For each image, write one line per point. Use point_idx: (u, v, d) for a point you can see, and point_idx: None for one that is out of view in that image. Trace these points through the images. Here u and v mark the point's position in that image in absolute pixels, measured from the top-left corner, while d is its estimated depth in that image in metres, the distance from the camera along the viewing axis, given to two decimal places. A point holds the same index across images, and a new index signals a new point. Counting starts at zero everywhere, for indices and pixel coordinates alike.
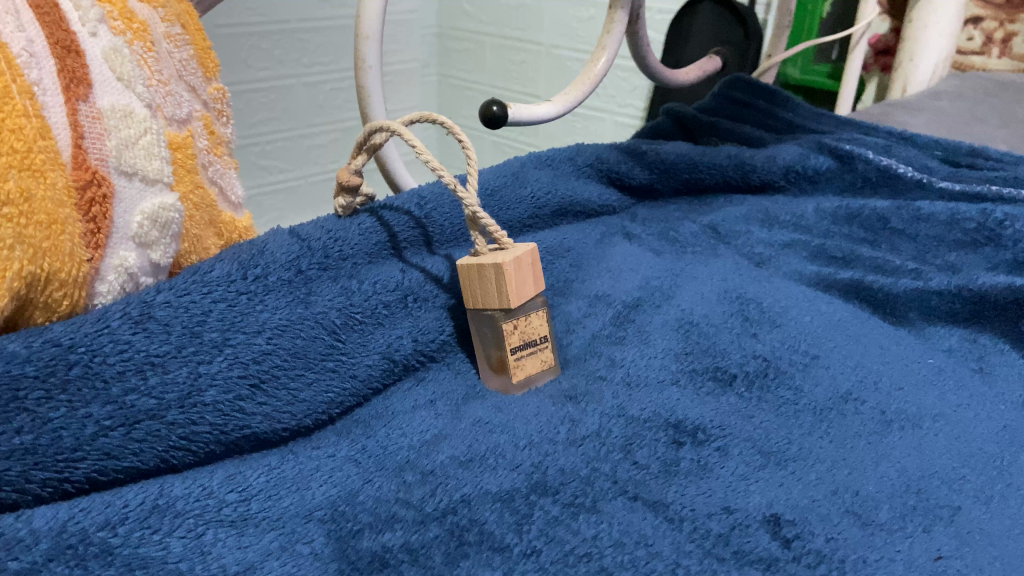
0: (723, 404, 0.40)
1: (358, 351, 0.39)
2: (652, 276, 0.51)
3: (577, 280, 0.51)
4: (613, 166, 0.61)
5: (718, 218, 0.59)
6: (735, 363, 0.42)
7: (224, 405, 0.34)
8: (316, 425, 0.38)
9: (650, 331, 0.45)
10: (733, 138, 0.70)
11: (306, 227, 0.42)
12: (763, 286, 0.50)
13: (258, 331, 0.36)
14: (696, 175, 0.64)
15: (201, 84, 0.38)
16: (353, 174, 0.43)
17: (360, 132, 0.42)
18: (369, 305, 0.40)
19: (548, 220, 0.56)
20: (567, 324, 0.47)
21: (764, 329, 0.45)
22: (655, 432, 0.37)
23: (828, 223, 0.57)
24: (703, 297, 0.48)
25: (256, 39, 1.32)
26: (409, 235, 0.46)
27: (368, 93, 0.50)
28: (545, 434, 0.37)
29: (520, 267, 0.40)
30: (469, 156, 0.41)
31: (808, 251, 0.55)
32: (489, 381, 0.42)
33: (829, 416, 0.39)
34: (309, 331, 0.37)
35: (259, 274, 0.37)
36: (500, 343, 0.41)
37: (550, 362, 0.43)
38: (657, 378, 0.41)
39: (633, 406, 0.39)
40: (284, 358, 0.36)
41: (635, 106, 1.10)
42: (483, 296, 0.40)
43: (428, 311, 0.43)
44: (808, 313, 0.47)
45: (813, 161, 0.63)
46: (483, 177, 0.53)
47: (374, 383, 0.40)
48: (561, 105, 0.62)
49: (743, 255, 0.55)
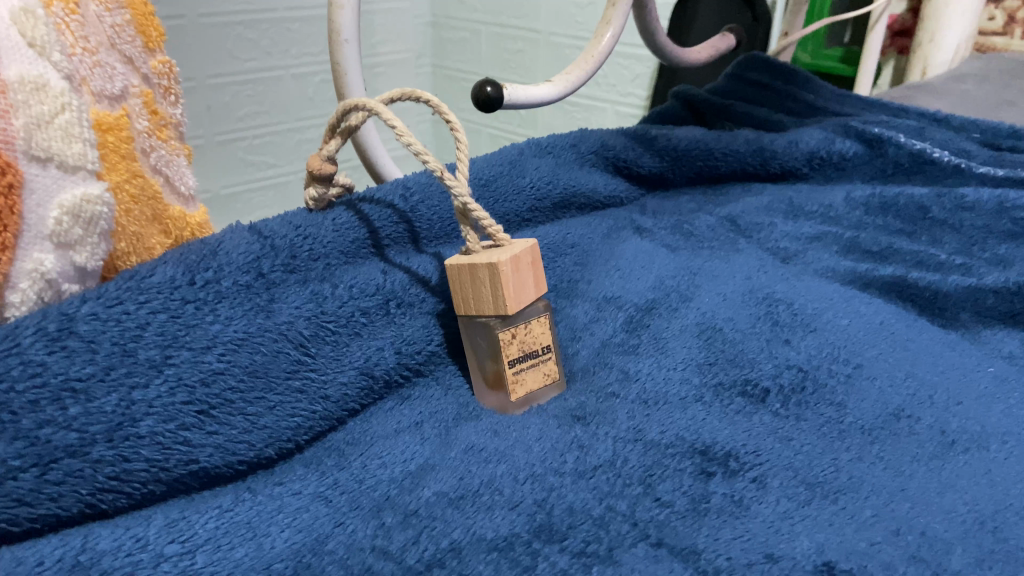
0: (757, 424, 0.34)
1: (330, 366, 0.34)
2: (667, 275, 0.45)
3: (582, 280, 0.45)
4: (621, 153, 0.56)
5: (736, 210, 0.54)
6: (767, 375, 0.37)
7: (164, 437, 0.28)
8: (280, 455, 0.32)
9: (668, 339, 0.40)
10: (749, 122, 0.64)
11: (270, 223, 0.36)
12: (793, 285, 0.44)
13: (207, 346, 0.30)
14: (711, 162, 0.58)
15: (142, 55, 0.32)
16: (326, 161, 0.37)
17: (332, 113, 0.37)
18: (343, 313, 0.35)
19: (549, 214, 0.50)
20: (573, 330, 0.41)
21: (797, 334, 0.40)
22: (679, 461, 0.31)
23: (860, 214, 0.52)
24: (726, 299, 0.43)
25: (242, 29, 1.26)
26: (392, 231, 0.40)
27: (346, 70, 0.44)
28: (550, 464, 0.31)
29: (518, 267, 0.35)
30: (458, 139, 0.36)
31: (839, 245, 0.49)
32: (485, 398, 0.37)
33: (880, 438, 0.34)
34: (270, 345, 0.32)
35: (211, 278, 0.32)
36: (497, 355, 0.35)
37: (554, 375, 0.37)
38: (678, 394, 0.36)
39: (651, 429, 0.33)
40: (240, 378, 0.30)
41: (638, 95, 1.03)
42: (475, 302, 0.35)
43: (413, 318, 0.37)
44: (846, 316, 0.41)
45: (839, 146, 0.57)
46: (476, 166, 0.48)
47: (350, 404, 0.34)
48: (562, 86, 0.56)
49: (766, 250, 0.49)
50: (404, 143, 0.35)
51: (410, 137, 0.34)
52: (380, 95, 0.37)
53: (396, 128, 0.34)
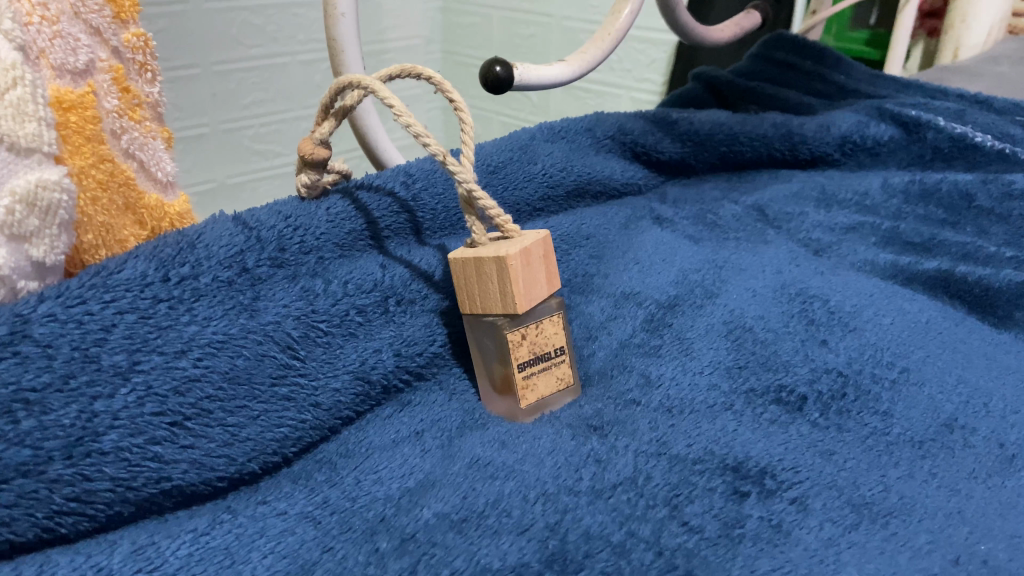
0: (795, 436, 0.30)
1: (322, 371, 0.31)
2: (690, 269, 0.42)
3: (598, 274, 0.42)
4: (640, 137, 0.52)
5: (764, 198, 0.50)
6: (804, 380, 0.33)
7: (131, 453, 0.25)
8: (265, 470, 0.29)
9: (692, 339, 0.36)
10: (775, 105, 0.61)
11: (256, 212, 0.33)
12: (828, 280, 0.41)
13: (181, 351, 0.27)
14: (736, 148, 0.55)
15: (112, 26, 0.29)
16: (319, 145, 0.34)
17: (324, 92, 0.33)
18: (336, 312, 0.32)
19: (563, 203, 0.47)
20: (588, 329, 0.38)
21: (835, 335, 0.36)
22: (709, 479, 0.28)
23: (898, 202, 0.48)
24: (756, 296, 0.39)
25: (248, 14, 1.22)
26: (393, 222, 0.37)
27: (342, 47, 0.41)
28: (563, 482, 0.28)
29: (528, 261, 0.31)
30: (463, 121, 0.32)
31: (877, 236, 0.45)
32: (493, 405, 0.33)
33: (931, 452, 0.30)
34: (254, 348, 0.29)
35: (187, 274, 0.28)
36: (505, 357, 0.32)
37: (568, 380, 0.34)
38: (705, 401, 0.32)
39: (677, 441, 0.30)
40: (219, 385, 0.27)
41: (653, 80, 0.97)
42: (482, 299, 0.32)
43: (414, 317, 0.34)
44: (888, 314, 0.38)
45: (873, 130, 0.54)
46: (484, 152, 0.44)
47: (344, 412, 0.31)
48: (576, 66, 0.53)
49: (797, 241, 0.46)
50: (401, 124, 0.31)
51: (408, 117, 0.31)
52: (378, 72, 0.33)
53: (393, 107, 0.31)
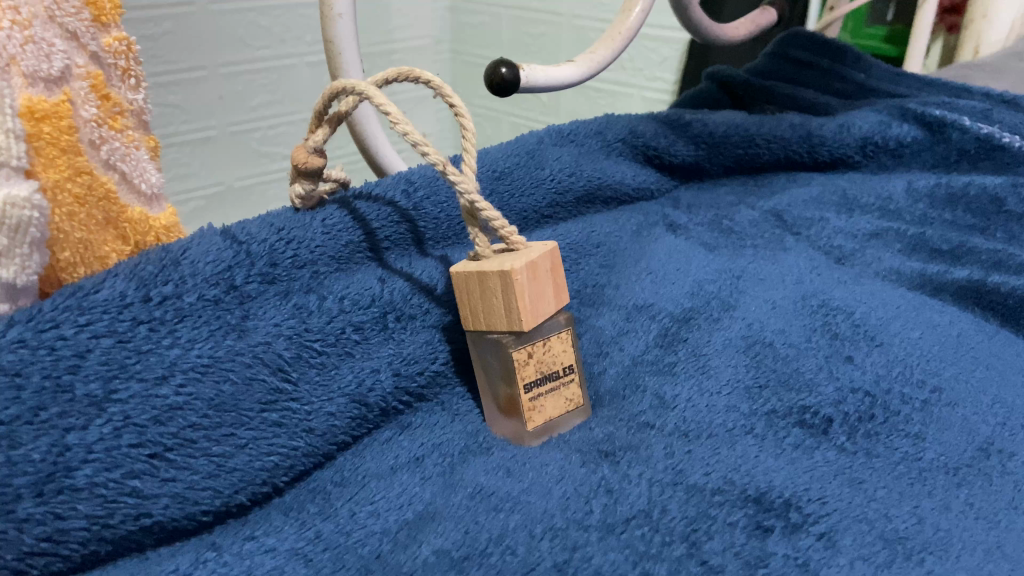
0: (821, 462, 0.28)
1: (316, 394, 0.29)
2: (706, 279, 0.40)
3: (609, 285, 0.40)
4: (652, 140, 0.50)
5: (782, 202, 0.48)
6: (829, 401, 0.31)
7: (107, 489, 0.23)
8: (254, 501, 0.27)
9: (709, 356, 0.34)
10: (792, 104, 0.58)
11: (246, 225, 0.31)
12: (851, 290, 0.39)
13: (162, 377, 0.25)
14: (752, 150, 0.52)
15: (90, 30, 0.27)
16: (312, 154, 0.32)
17: (317, 98, 0.31)
18: (331, 331, 0.30)
19: (572, 209, 0.45)
20: (598, 345, 0.36)
21: (861, 351, 0.34)
22: (729, 513, 0.26)
23: (924, 206, 0.46)
24: (776, 308, 0.37)
25: (255, 15, 1.19)
26: (392, 233, 0.35)
27: (340, 49, 0.39)
28: (572, 515, 0.26)
29: (535, 276, 0.29)
30: (464, 127, 0.30)
31: (903, 243, 0.43)
32: (498, 427, 0.32)
33: (968, 480, 0.28)
34: (242, 371, 0.27)
35: (170, 293, 0.27)
36: (511, 378, 0.30)
37: (577, 400, 0.32)
38: (725, 424, 0.30)
39: (694, 469, 0.28)
40: (203, 413, 0.26)
41: (666, 79, 0.95)
42: (486, 316, 0.30)
43: (415, 334, 0.32)
44: (917, 327, 0.36)
45: (896, 131, 0.52)
46: (489, 157, 0.43)
47: (340, 437, 0.30)
48: (585, 67, 0.51)
49: (818, 249, 0.44)
50: (398, 131, 0.29)
51: (405, 124, 0.29)
52: (373, 76, 0.32)
53: (390, 114, 0.29)
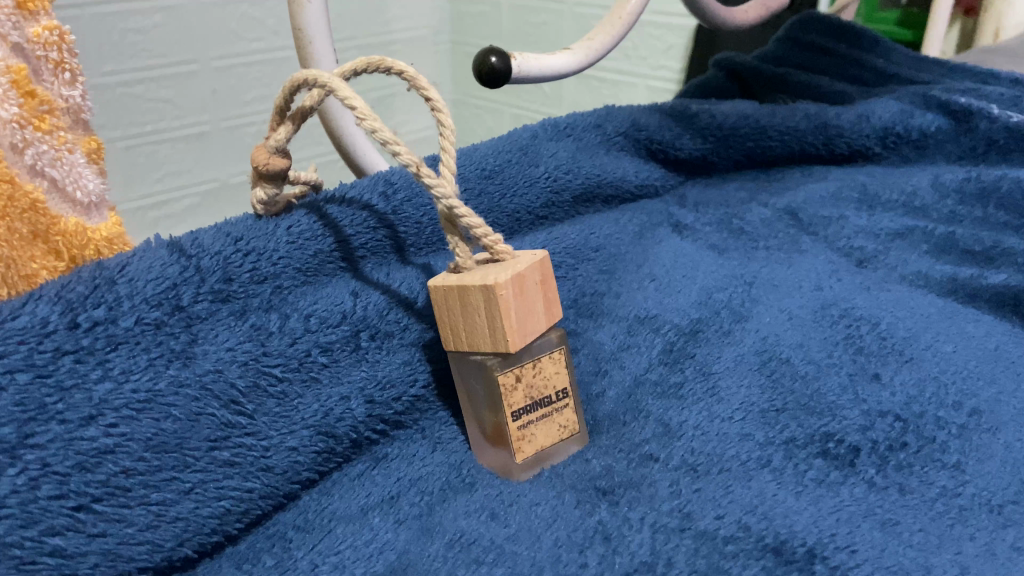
0: (848, 501, 0.25)
1: (275, 428, 0.26)
2: (715, 286, 0.36)
3: (609, 293, 0.36)
4: (655, 133, 0.47)
5: (797, 199, 0.44)
6: (855, 428, 0.28)
7: (23, 549, 0.20)
8: (201, 552, 0.24)
9: (719, 375, 0.31)
10: (806, 93, 0.55)
11: (198, 235, 0.28)
12: (875, 298, 0.35)
13: (89, 417, 0.22)
14: (765, 143, 0.49)
15: (11, 18, 0.26)
16: (274, 154, 0.29)
17: (278, 92, 0.28)
18: (294, 354, 0.27)
19: (569, 209, 0.42)
20: (597, 362, 0.32)
21: (889, 367, 0.31)
22: (744, 566, 0.22)
23: (952, 203, 0.43)
24: (793, 318, 0.34)
25: (247, 6, 1.06)
26: (368, 240, 0.32)
27: (309, 38, 0.36)
28: (564, 570, 0.23)
29: (522, 291, 0.26)
30: (442, 123, 0.27)
31: (930, 243, 0.40)
32: (484, 457, 0.28)
33: (1016, 519, 0.25)
34: (187, 405, 0.24)
35: (101, 318, 0.23)
36: (497, 404, 0.27)
37: (573, 427, 0.28)
38: (739, 455, 0.27)
39: (703, 512, 0.24)
40: (139, 455, 0.22)
41: (672, 68, 0.90)
42: (468, 335, 0.27)
43: (391, 354, 0.29)
44: (950, 340, 0.32)
45: (918, 120, 0.48)
46: (478, 154, 0.39)
47: (303, 474, 0.26)
48: (583, 55, 0.47)
49: (837, 251, 0.40)
50: (365, 129, 0.26)
51: (373, 120, 0.26)
52: (340, 66, 0.28)
53: (356, 109, 0.26)
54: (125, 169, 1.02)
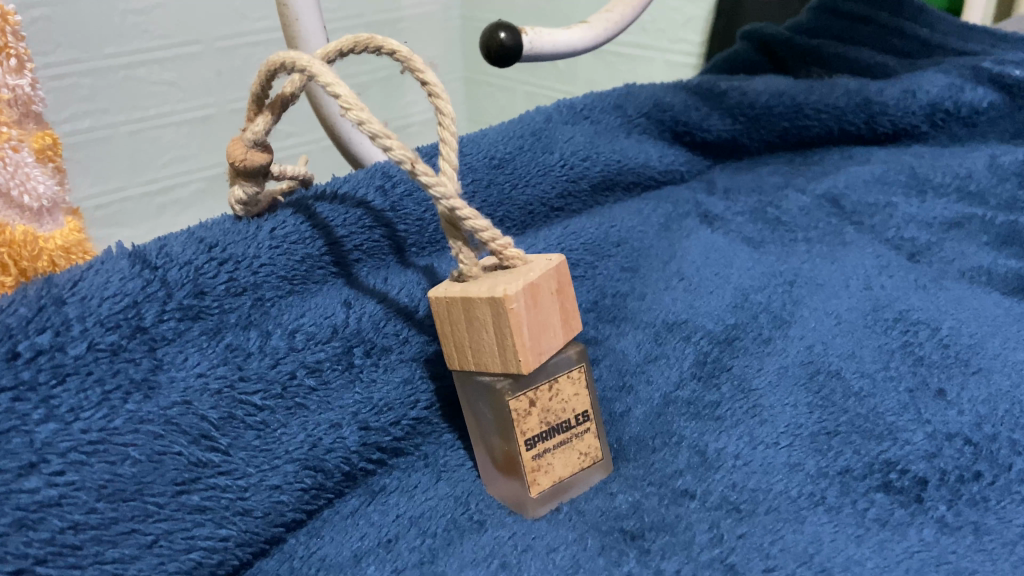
0: (917, 546, 0.21)
1: (254, 464, 0.22)
2: (751, 286, 0.32)
3: (633, 294, 0.32)
4: (681, 113, 0.43)
5: (837, 184, 0.41)
6: (919, 454, 0.24)
7: None
8: None
9: (760, 392, 0.27)
10: (841, 66, 0.51)
11: (166, 243, 0.24)
12: (933, 297, 0.31)
13: (30, 465, 0.19)
14: (801, 122, 0.45)
15: None
16: (252, 148, 0.25)
17: (253, 77, 0.24)
18: (276, 377, 0.23)
19: (587, 199, 0.38)
20: (620, 375, 0.29)
21: (954, 380, 0.27)
22: None
23: (1011, 187, 0.39)
24: (841, 323, 0.30)
25: None
26: (364, 241, 0.28)
27: (295, 15, 0.33)
28: None
29: (536, 303, 0.23)
30: (440, 111, 0.23)
31: (989, 235, 0.36)
32: (497, 490, 0.25)
33: None
34: (147, 445, 0.21)
35: (46, 345, 0.20)
36: (508, 433, 0.23)
37: (595, 455, 0.25)
38: (787, 491, 0.23)
39: (749, 564, 0.21)
40: (90, 508, 0.19)
41: (692, 41, 0.80)
42: (475, 354, 0.23)
43: (390, 371, 0.26)
44: (1021, 347, 0.29)
45: (969, 95, 0.44)
46: (486, 140, 0.35)
47: (288, 516, 0.23)
48: (600, 29, 0.43)
49: (885, 243, 0.36)
50: (351, 119, 0.22)
51: (360, 110, 0.22)
52: (324, 47, 0.24)
53: (340, 97, 0.22)
54: (117, 154, 0.87)
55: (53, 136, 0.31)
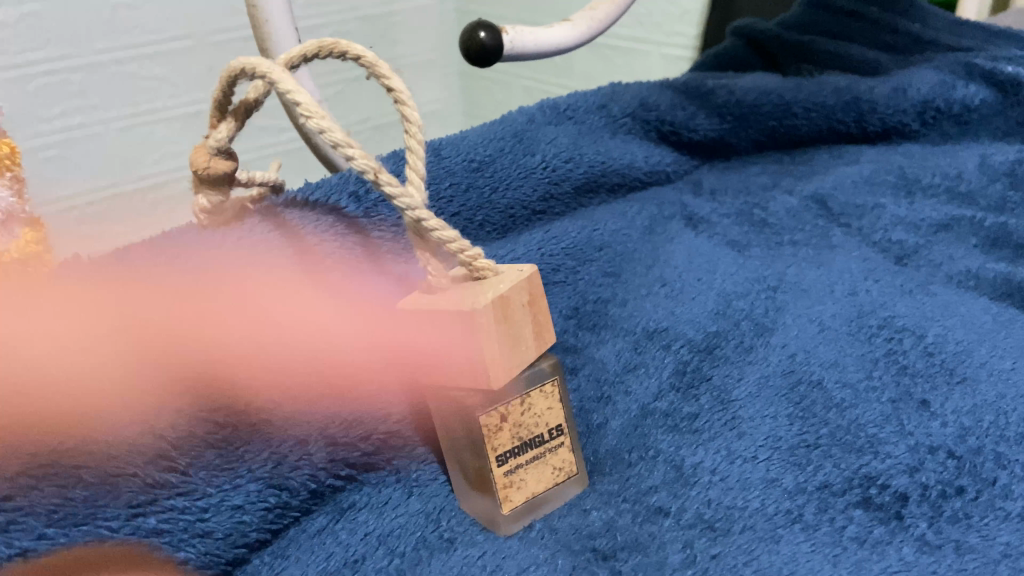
0: (895, 566, 0.21)
1: (214, 485, 0.22)
2: (734, 291, 0.32)
3: (614, 300, 0.32)
4: (667, 113, 0.42)
5: (825, 184, 0.40)
6: (900, 468, 0.24)
7: None
8: None
9: (740, 403, 0.27)
10: (831, 62, 0.50)
11: (126, 256, 0.24)
12: (920, 303, 0.31)
13: None
14: (789, 122, 0.44)
15: None
16: (216, 156, 0.24)
17: (214, 84, 0.24)
18: (239, 394, 0.23)
19: (570, 202, 0.37)
20: (599, 385, 0.28)
21: (940, 389, 0.26)
22: None
23: (1000, 188, 0.38)
24: (825, 331, 0.29)
25: None
26: (336, 249, 0.28)
27: (266, 15, 0.32)
28: None
29: (506, 316, 0.22)
30: (407, 118, 0.23)
31: (978, 237, 0.35)
32: (470, 506, 0.24)
33: None
34: (100, 467, 0.20)
35: None
36: (479, 449, 0.23)
37: (570, 469, 0.24)
38: (763, 509, 0.23)
39: None
40: (40, 534, 0.19)
41: (688, 34, 0.79)
42: (444, 368, 0.22)
43: (360, 384, 0.25)
44: (1010, 355, 0.28)
45: (961, 93, 0.43)
46: (466, 142, 0.35)
47: (251, 536, 0.23)
48: (584, 27, 0.42)
49: (873, 246, 0.35)
50: (312, 128, 0.22)
51: (320, 119, 0.21)
52: (287, 52, 0.24)
53: (301, 105, 0.21)
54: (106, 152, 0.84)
55: (10, 144, 0.30)
